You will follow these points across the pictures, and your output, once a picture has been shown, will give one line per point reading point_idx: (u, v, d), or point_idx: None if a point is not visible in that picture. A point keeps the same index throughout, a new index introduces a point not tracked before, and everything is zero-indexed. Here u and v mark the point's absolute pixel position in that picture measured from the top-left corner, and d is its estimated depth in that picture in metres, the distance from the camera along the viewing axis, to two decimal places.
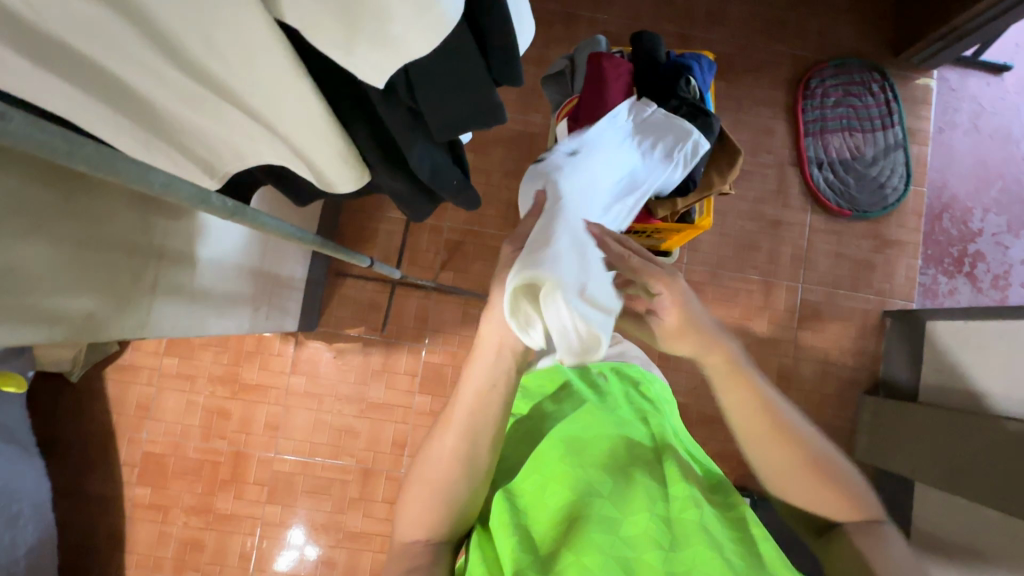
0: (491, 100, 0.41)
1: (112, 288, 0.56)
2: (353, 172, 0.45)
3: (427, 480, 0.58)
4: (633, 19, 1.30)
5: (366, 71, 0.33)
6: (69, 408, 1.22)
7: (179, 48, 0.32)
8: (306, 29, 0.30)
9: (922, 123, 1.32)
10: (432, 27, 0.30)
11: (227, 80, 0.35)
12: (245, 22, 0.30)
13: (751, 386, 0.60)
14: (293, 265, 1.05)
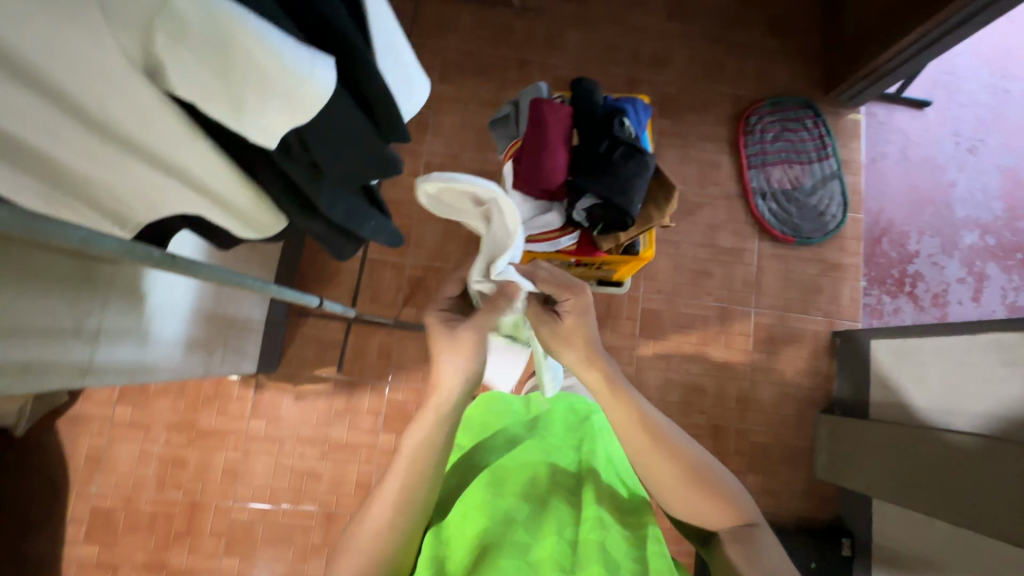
0: (383, 152, 0.44)
1: (51, 336, 0.56)
2: (270, 214, 0.49)
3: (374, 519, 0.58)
4: (583, 64, 1.38)
5: (257, 135, 0.34)
6: (13, 464, 1.17)
7: (76, 106, 0.33)
8: (200, 102, 0.32)
9: (855, 155, 1.42)
10: (315, 96, 0.32)
11: (131, 134, 0.36)
12: (140, 86, 0.32)
13: (620, 392, 0.65)
14: (251, 308, 1.05)
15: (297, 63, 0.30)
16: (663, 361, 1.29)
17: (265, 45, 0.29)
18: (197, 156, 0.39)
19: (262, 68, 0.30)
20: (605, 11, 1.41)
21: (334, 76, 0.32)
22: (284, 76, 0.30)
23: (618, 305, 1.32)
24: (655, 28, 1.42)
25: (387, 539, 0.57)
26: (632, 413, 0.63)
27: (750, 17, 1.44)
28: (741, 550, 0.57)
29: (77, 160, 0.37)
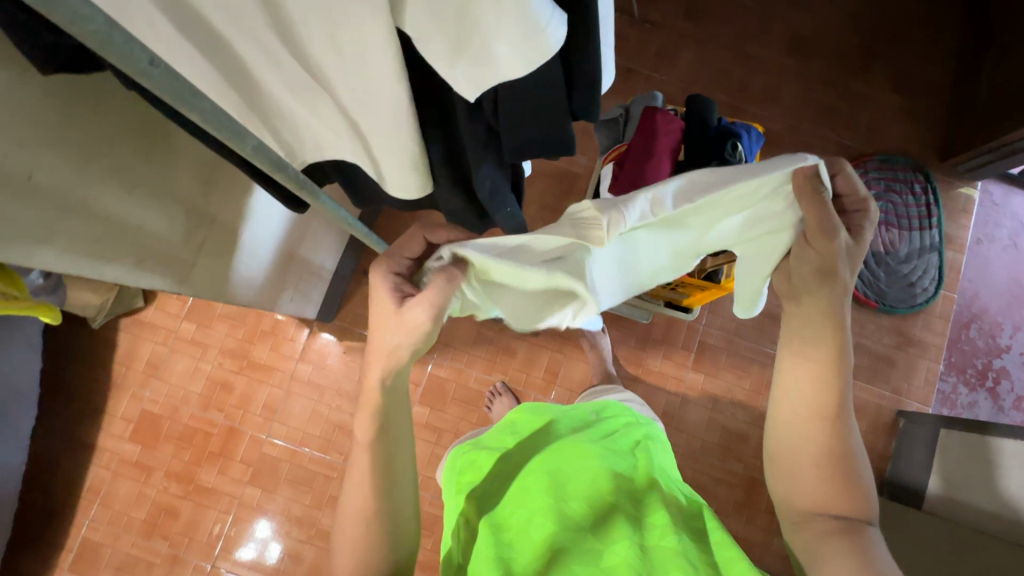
0: (563, 131, 0.45)
1: (162, 243, 0.61)
2: (418, 178, 0.48)
3: (356, 503, 0.56)
4: (689, 84, 1.36)
5: (463, 85, 0.36)
6: (83, 353, 1.25)
7: (297, 37, 0.36)
8: (420, 39, 0.34)
9: (961, 231, 1.33)
10: (535, 55, 0.34)
11: (331, 74, 0.38)
12: (371, 31, 0.34)
13: (841, 355, 0.53)
14: (325, 257, 1.08)
15: (535, 11, 0.32)
16: (709, 399, 1.25)
17: None
18: (375, 105, 0.40)
19: (494, 19, 0.32)
20: (723, 35, 1.38)
21: (562, 37, 0.34)
22: (520, 21, 0.32)
23: (675, 331, 1.28)
24: (772, 60, 1.38)
25: (378, 519, 0.56)
26: (826, 374, 0.53)
27: (876, 67, 1.37)
28: (847, 547, 0.50)
29: (277, 80, 0.41)
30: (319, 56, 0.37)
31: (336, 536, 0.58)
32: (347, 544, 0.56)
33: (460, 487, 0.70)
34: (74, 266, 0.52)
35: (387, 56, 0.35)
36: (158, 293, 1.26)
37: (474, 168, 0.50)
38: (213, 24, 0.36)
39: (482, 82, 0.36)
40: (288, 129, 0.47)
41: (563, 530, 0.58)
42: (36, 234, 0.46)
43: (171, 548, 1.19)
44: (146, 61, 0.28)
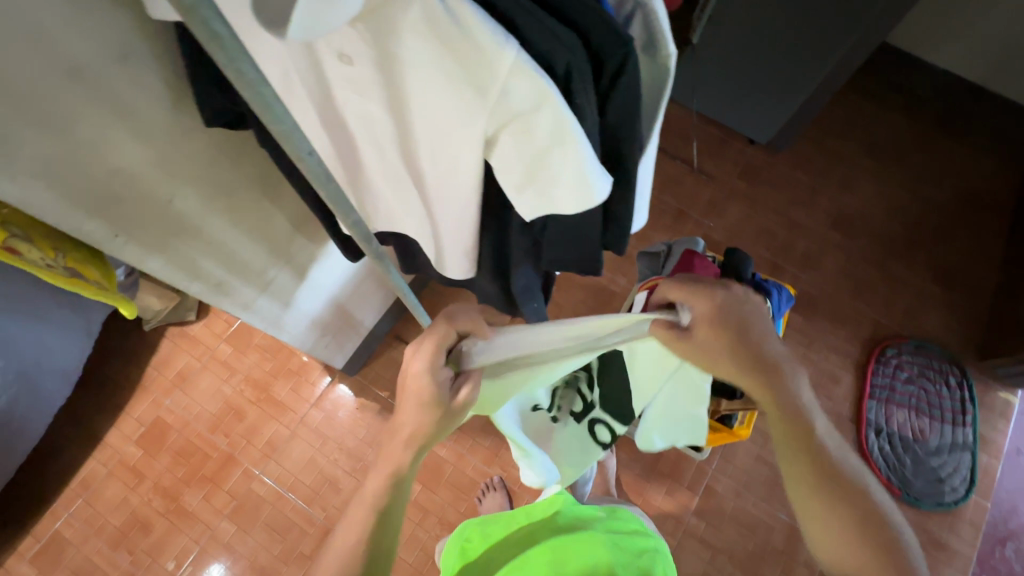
0: (594, 257, 0.55)
1: (243, 272, 0.70)
2: (467, 263, 0.58)
3: (347, 541, 0.55)
4: (734, 235, 1.46)
5: (524, 208, 0.44)
6: (125, 349, 1.34)
7: (411, 146, 0.45)
8: (499, 169, 0.42)
9: (997, 436, 1.28)
10: (582, 200, 0.41)
11: (427, 175, 0.48)
12: (467, 156, 0.42)
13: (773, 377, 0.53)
14: (368, 316, 1.15)
15: (590, 174, 0.40)
16: (707, 550, 1.18)
17: (577, 151, 0.39)
18: (449, 203, 0.49)
19: (561, 168, 0.40)
20: (772, 199, 1.50)
21: (608, 194, 0.42)
22: (576, 178, 0.40)
23: (683, 468, 1.25)
24: (815, 230, 1.46)
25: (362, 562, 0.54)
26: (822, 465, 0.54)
27: (917, 257, 1.43)
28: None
29: (384, 169, 0.51)
30: (422, 162, 0.46)
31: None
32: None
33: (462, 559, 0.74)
34: (167, 274, 0.62)
35: (471, 175, 0.44)
36: (210, 312, 1.36)
37: (514, 266, 0.61)
38: (352, 124, 0.47)
39: (534, 213, 0.44)
40: (371, 202, 0.58)
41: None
42: (148, 245, 0.57)
43: (131, 566, 1.17)
44: (306, 150, 0.35)
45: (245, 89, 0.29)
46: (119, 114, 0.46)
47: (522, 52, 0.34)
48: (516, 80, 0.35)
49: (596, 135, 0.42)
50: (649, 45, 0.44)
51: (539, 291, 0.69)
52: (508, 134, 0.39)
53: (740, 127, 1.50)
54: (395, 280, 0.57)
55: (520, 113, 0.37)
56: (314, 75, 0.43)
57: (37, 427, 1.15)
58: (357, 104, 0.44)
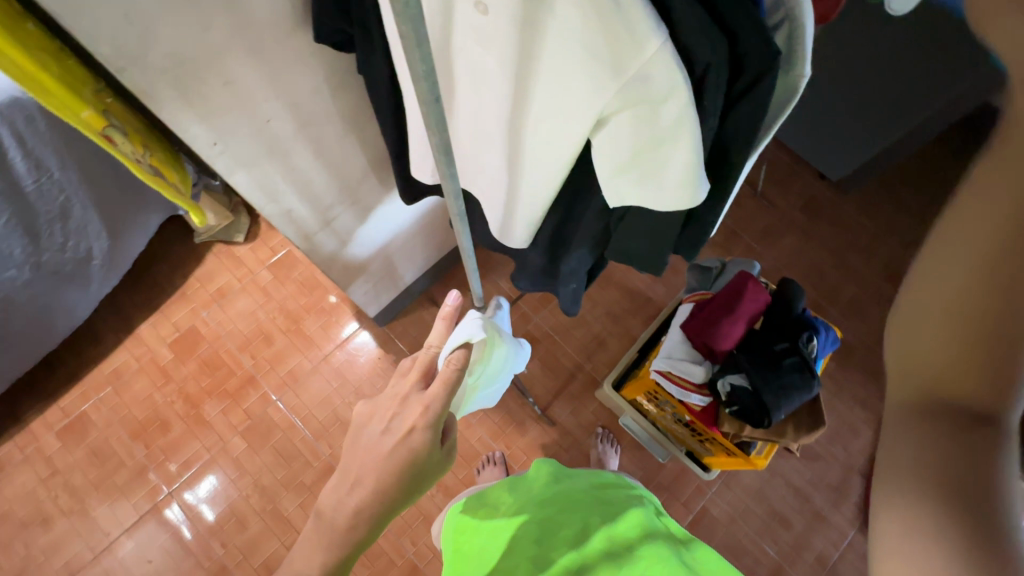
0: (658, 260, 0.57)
1: (314, 204, 0.73)
2: (524, 234, 0.60)
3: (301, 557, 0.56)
4: (783, 267, 1.43)
5: (613, 193, 0.46)
6: (173, 257, 1.39)
7: (516, 111, 0.46)
8: (602, 152, 0.44)
9: None
10: (679, 199, 0.43)
11: (522, 142, 0.49)
12: (572, 133, 0.43)
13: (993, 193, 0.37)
14: (408, 272, 1.17)
15: (695, 180, 0.42)
16: None
17: (689, 153, 0.40)
18: (532, 175, 0.50)
19: (666, 164, 0.41)
20: (830, 239, 1.46)
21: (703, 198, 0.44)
22: (679, 181, 0.42)
23: (682, 484, 1.25)
24: (868, 278, 1.42)
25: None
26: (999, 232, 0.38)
27: None
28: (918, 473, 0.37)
29: (479, 125, 0.52)
30: (523, 128, 0.47)
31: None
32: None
33: (456, 541, 0.76)
34: (248, 192, 0.65)
35: (567, 150, 0.45)
36: (258, 238, 1.41)
37: (573, 248, 0.63)
38: (466, 76, 0.47)
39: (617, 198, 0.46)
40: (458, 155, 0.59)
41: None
42: (242, 160, 0.59)
43: (145, 459, 1.23)
44: (433, 95, 0.36)
45: (404, 24, 0.30)
46: (243, 26, 0.47)
47: (668, 42, 0.35)
48: (654, 69, 0.36)
49: (707, 140, 0.42)
50: (787, 60, 0.42)
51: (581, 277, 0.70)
52: (625, 118, 0.40)
53: (814, 159, 1.46)
54: (463, 241, 0.59)
55: (646, 102, 0.38)
56: (443, 19, 0.44)
57: (83, 309, 1.22)
58: (479, 58, 0.44)
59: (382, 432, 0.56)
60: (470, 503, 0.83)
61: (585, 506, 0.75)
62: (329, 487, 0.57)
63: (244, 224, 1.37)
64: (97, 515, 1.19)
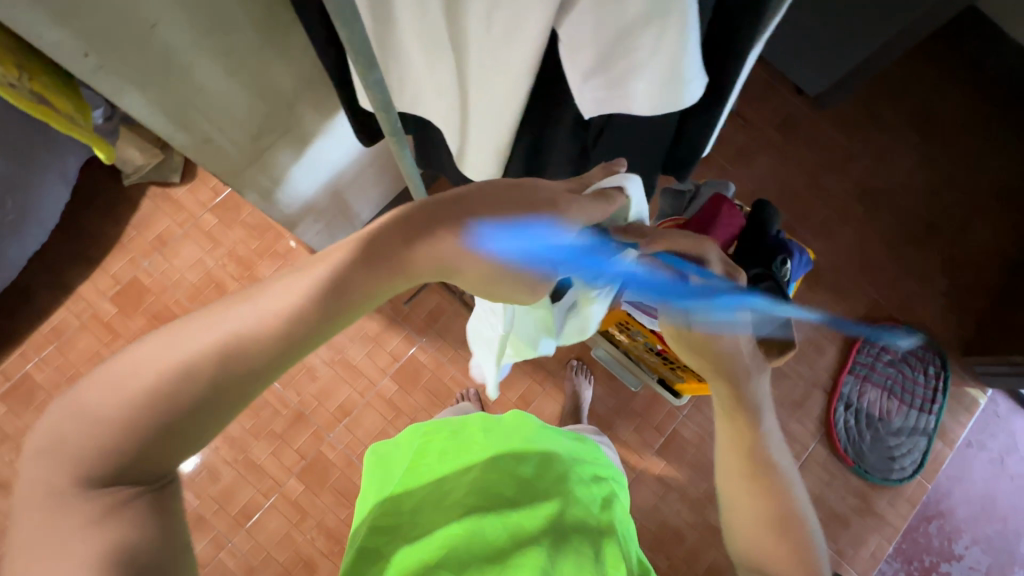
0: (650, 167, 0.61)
1: (240, 136, 0.63)
2: (494, 166, 0.55)
3: (98, 412, 0.36)
4: (757, 190, 1.39)
5: (584, 99, 0.44)
6: (102, 203, 1.26)
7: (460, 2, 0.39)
8: (570, 46, 0.40)
9: (955, 426, 1.33)
10: (663, 96, 0.42)
11: (471, 44, 0.42)
12: (531, 20, 0.37)
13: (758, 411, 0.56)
14: (364, 209, 1.08)
15: (685, 71, 0.40)
16: (663, 486, 1.24)
17: (671, 42, 0.38)
18: (493, 87, 0.45)
19: (646, 59, 0.39)
20: (804, 158, 1.42)
21: (691, 94, 0.42)
22: (671, 74, 0.40)
23: (655, 410, 1.28)
24: (840, 198, 1.40)
25: (242, 348, 0.39)
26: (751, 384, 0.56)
27: (933, 244, 1.39)
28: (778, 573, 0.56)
29: (416, 31, 0.44)
30: (469, 24, 0.40)
31: (136, 346, 0.38)
32: (156, 371, 0.37)
33: (415, 465, 0.75)
34: (148, 119, 0.55)
35: (528, 48, 0.39)
36: (196, 178, 1.28)
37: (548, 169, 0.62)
38: None
39: (602, 104, 0.44)
40: (397, 74, 0.51)
41: (478, 547, 0.63)
42: (130, 76, 0.50)
43: None
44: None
45: None
46: None
47: None
48: None
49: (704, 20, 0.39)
50: None
51: None
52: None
53: (792, 73, 1.38)
54: (411, 167, 0.53)
55: None
56: None
57: (9, 268, 1.11)
58: None
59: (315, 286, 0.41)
60: (436, 432, 0.80)
61: (561, 466, 0.74)
62: (189, 327, 0.39)
63: (177, 161, 1.23)
64: None
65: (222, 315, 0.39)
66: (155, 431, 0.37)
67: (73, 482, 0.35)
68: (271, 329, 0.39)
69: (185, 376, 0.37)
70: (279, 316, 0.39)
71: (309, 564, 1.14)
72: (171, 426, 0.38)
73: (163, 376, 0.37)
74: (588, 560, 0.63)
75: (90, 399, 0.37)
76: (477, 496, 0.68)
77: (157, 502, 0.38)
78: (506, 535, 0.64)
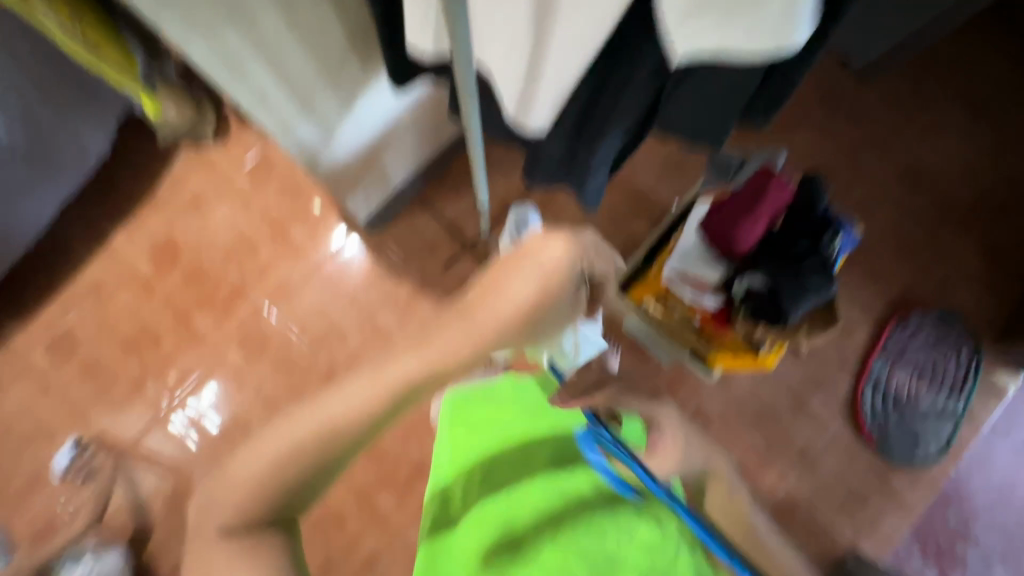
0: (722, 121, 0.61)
1: (291, 88, 0.63)
2: (550, 113, 0.56)
3: (223, 509, 0.54)
4: (796, 165, 1.35)
5: (678, 34, 0.45)
6: (137, 161, 1.27)
7: None
8: None
9: (983, 412, 1.32)
10: (762, 39, 0.41)
11: None
12: None
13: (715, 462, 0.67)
14: (400, 173, 1.07)
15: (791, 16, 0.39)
16: None
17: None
18: (574, 29, 0.45)
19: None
20: (846, 134, 1.37)
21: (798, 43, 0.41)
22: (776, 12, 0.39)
23: (680, 385, 1.28)
24: (880, 176, 1.36)
25: (322, 443, 0.54)
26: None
27: (973, 226, 1.36)
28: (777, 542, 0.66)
29: None
30: None
31: (249, 446, 0.56)
32: (256, 471, 0.54)
33: (455, 447, 0.82)
34: (209, 67, 0.56)
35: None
36: (229, 138, 1.28)
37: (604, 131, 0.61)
38: None
39: (694, 41, 0.45)
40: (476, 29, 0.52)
41: (518, 530, 0.74)
42: (195, 22, 0.50)
43: (140, 372, 1.21)
44: None
45: None
46: None
47: None
48: None
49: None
50: None
51: (607, 164, 0.68)
52: None
53: (838, 43, 1.32)
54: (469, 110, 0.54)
55: None
56: None
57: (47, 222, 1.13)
58: None
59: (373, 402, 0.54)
60: (468, 407, 0.85)
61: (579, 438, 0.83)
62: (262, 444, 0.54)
63: (210, 120, 1.23)
64: (100, 426, 1.19)
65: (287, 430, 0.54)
66: (281, 493, 0.55)
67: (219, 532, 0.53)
68: (348, 419, 0.54)
69: (281, 469, 0.54)
70: (334, 426, 0.54)
71: (339, 519, 1.18)
72: (303, 485, 0.56)
73: (270, 465, 0.54)
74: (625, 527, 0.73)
75: (236, 476, 0.55)
76: (516, 484, 0.78)
77: (286, 529, 0.58)
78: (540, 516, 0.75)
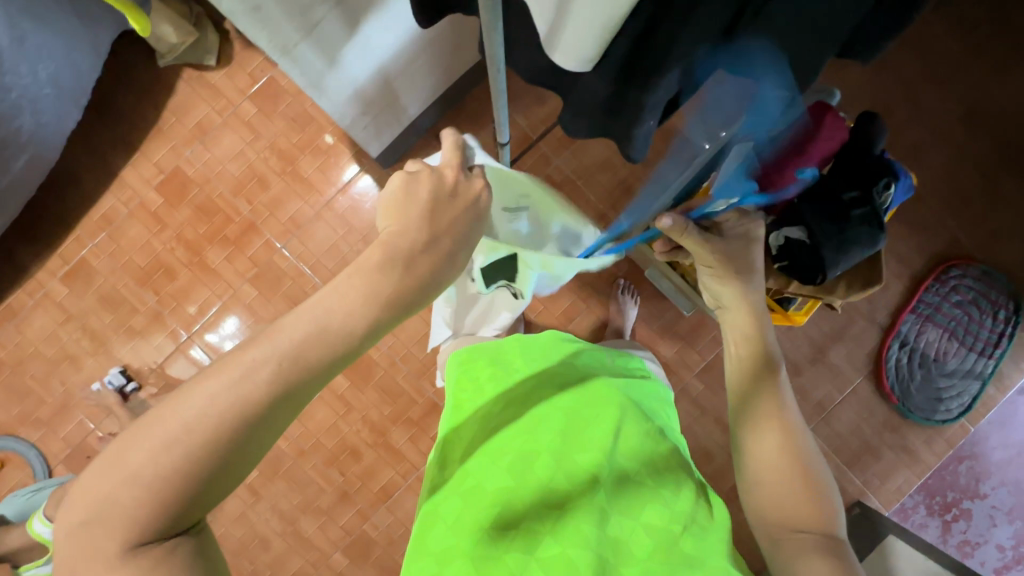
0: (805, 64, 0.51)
1: (287, 4, 0.55)
2: (594, 48, 0.47)
3: (114, 497, 0.40)
4: (847, 102, 1.23)
5: None
6: (139, 86, 1.20)
7: None
8: None
9: (1014, 372, 1.27)
10: None
11: None
12: None
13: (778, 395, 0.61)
14: (413, 103, 0.99)
15: None
16: (700, 408, 1.24)
17: None
18: None
19: None
20: (906, 68, 1.23)
21: None
22: None
23: (699, 335, 1.25)
24: (940, 117, 1.24)
25: (218, 429, 0.40)
26: (818, 516, 0.56)
27: None
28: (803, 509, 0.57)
29: None
30: None
31: (143, 429, 0.40)
32: (151, 458, 0.39)
33: (458, 402, 0.72)
34: None
35: None
36: (232, 61, 1.20)
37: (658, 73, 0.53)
38: None
39: None
40: None
41: (537, 506, 0.59)
42: None
43: (157, 305, 1.22)
44: None
45: None
46: None
47: None
48: None
49: None
50: None
51: (660, 109, 0.60)
52: None
53: None
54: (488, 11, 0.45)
55: None
56: None
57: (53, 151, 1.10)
58: None
59: (284, 362, 0.42)
60: (471, 363, 0.76)
61: (614, 397, 0.69)
62: (170, 407, 0.40)
63: (212, 41, 1.16)
64: (122, 356, 1.22)
65: (194, 393, 0.40)
66: (191, 489, 0.40)
67: (122, 546, 0.39)
68: (254, 388, 0.41)
69: (189, 456, 0.40)
70: (250, 394, 0.41)
71: (355, 452, 1.22)
72: (222, 482, 0.43)
73: (177, 445, 0.40)
74: (650, 508, 0.60)
75: (117, 473, 0.40)
76: (523, 441, 0.63)
77: (198, 544, 0.43)
78: (560, 482, 0.60)
